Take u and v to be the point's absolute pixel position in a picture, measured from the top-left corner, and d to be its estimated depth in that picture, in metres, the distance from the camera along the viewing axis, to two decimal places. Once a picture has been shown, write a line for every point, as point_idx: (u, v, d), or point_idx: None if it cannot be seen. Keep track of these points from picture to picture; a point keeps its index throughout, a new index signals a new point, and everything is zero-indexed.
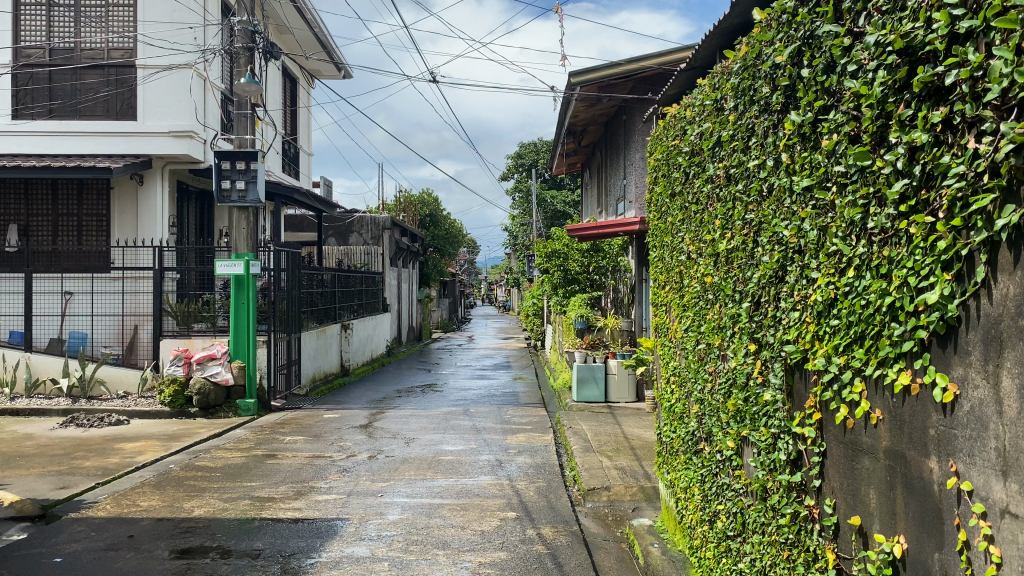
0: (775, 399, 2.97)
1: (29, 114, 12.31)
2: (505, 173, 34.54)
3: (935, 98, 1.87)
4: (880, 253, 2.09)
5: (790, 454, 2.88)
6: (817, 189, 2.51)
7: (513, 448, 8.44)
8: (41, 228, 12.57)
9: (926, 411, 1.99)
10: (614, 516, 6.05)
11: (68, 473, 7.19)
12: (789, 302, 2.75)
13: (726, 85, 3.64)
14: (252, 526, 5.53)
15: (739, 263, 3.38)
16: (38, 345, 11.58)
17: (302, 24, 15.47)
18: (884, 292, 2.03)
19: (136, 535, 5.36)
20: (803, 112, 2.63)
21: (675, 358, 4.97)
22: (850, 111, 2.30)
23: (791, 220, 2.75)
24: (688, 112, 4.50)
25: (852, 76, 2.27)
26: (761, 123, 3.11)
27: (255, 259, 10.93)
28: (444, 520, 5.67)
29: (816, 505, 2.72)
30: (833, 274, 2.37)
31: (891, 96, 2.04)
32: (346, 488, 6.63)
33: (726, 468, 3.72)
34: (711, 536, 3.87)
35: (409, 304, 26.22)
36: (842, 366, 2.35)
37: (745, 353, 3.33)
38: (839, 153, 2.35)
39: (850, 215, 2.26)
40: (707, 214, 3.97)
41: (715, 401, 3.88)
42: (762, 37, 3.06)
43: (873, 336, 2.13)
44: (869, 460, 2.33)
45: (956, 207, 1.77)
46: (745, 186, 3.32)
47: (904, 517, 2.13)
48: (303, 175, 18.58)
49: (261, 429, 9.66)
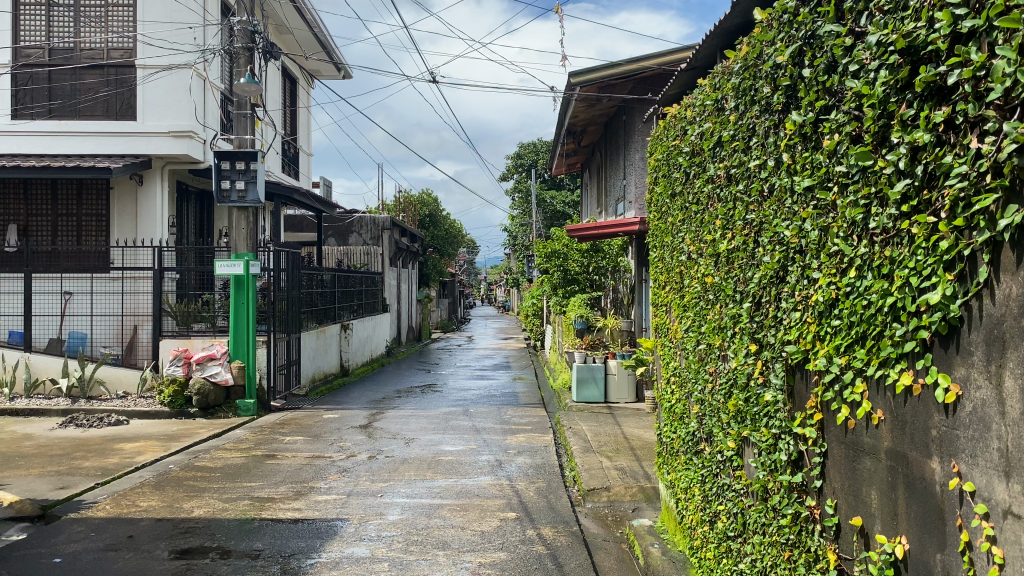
0: (775, 400, 2.97)
1: (29, 114, 12.30)
2: (505, 173, 34.55)
3: (938, 98, 1.87)
4: (882, 254, 2.08)
5: (791, 454, 2.87)
6: (818, 189, 2.51)
7: (513, 448, 8.44)
8: (41, 228, 12.58)
9: (928, 412, 1.99)
10: (614, 516, 6.05)
11: (68, 473, 7.18)
12: (790, 302, 2.75)
13: (726, 86, 3.64)
14: (252, 526, 5.53)
15: (739, 264, 3.38)
16: (37, 345, 11.58)
17: (302, 24, 15.46)
18: (886, 292, 2.03)
19: (135, 535, 5.35)
20: (804, 112, 2.63)
21: (675, 358, 4.97)
22: (851, 112, 2.30)
23: (792, 220, 2.75)
24: (688, 113, 4.51)
25: (853, 76, 2.27)
26: (762, 123, 3.11)
27: (254, 259, 10.92)
28: (444, 520, 5.66)
29: (817, 506, 2.71)
30: (834, 274, 2.37)
31: (893, 96, 2.03)
32: (345, 489, 6.62)
33: (726, 468, 3.73)
34: (712, 537, 3.87)
35: (409, 304, 26.24)
36: (843, 366, 2.34)
37: (745, 353, 3.33)
38: (840, 154, 2.35)
39: (852, 215, 2.25)
40: (707, 214, 3.98)
41: (715, 402, 3.88)
42: (762, 38, 3.06)
43: (874, 336, 2.13)
44: (870, 460, 2.33)
45: (958, 207, 1.77)
46: (746, 187, 3.32)
47: (905, 518, 2.12)
48: (303, 175, 18.58)
49: (260, 430, 9.65)
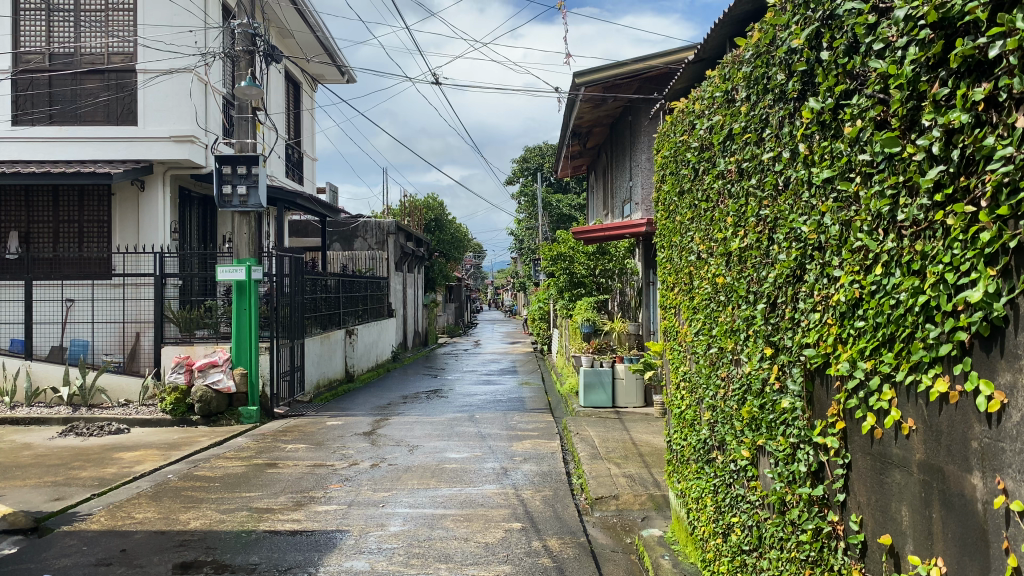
0: (794, 406, 2.79)
1: (29, 120, 12.20)
2: (510, 176, 34.35)
3: (977, 74, 1.69)
4: (912, 248, 1.92)
5: (810, 465, 2.68)
6: (839, 180, 2.33)
7: (519, 455, 8.26)
8: (42, 235, 12.48)
9: (968, 422, 1.80)
10: (623, 525, 5.89)
11: (64, 483, 7.05)
12: (809, 303, 2.57)
13: (737, 75, 3.45)
14: (250, 538, 5.37)
15: (753, 263, 3.21)
16: (38, 353, 11.44)
17: (303, 27, 15.35)
18: (917, 291, 1.86)
19: (129, 548, 5.20)
20: (822, 98, 2.44)
21: (685, 363, 4.79)
22: (875, 95, 2.11)
23: (810, 215, 2.57)
24: (696, 106, 4.31)
25: (878, 56, 2.08)
26: (776, 112, 2.92)
27: (256, 265, 10.73)
28: (447, 532, 5.48)
29: (840, 521, 2.53)
30: (858, 272, 2.20)
31: (924, 75, 1.85)
32: (346, 498, 6.45)
33: (740, 478, 3.55)
34: (726, 551, 3.67)
35: (415, 309, 26.13)
36: (869, 371, 2.16)
37: (760, 357, 3.13)
38: (864, 141, 2.16)
39: (878, 207, 2.07)
40: (717, 211, 3.79)
41: (728, 408, 3.69)
42: (776, 21, 2.86)
43: (904, 338, 1.96)
44: (899, 473, 2.14)
45: (1001, 194, 1.60)
46: (759, 181, 3.14)
47: (942, 538, 1.93)
48: (307, 179, 18.48)
49: (262, 437, 9.50)
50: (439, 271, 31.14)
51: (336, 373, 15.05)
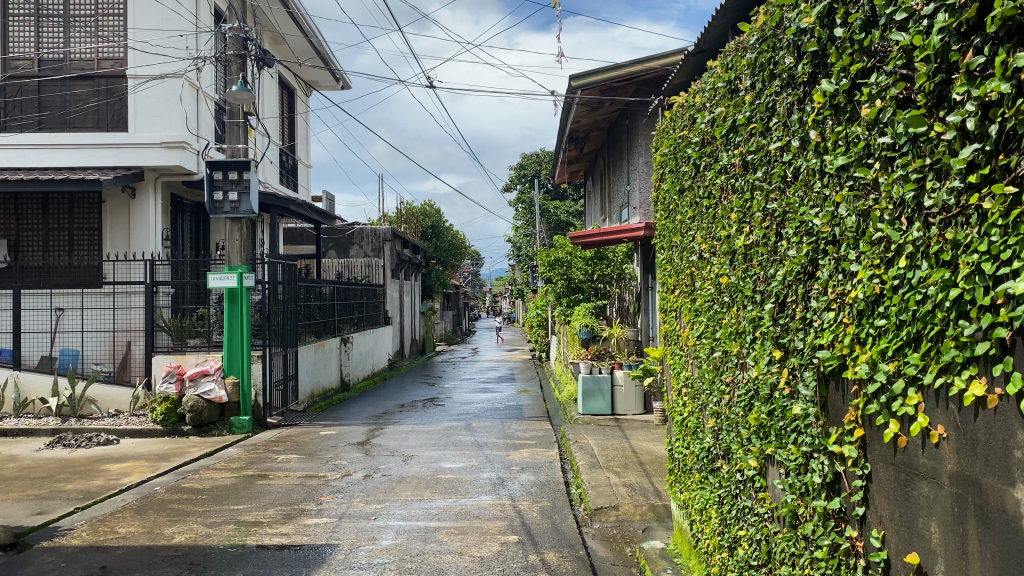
0: (806, 413, 2.60)
1: (17, 126, 12.01)
2: (508, 183, 34.22)
3: (1018, 38, 1.51)
4: (942, 237, 1.74)
5: (826, 476, 2.48)
6: (856, 167, 2.15)
7: (515, 465, 8.03)
8: (31, 243, 12.28)
9: (1009, 428, 1.61)
10: (623, 536, 5.69)
11: (47, 497, 6.82)
12: (822, 301, 2.38)
13: (741, 63, 3.28)
14: (236, 554, 5.16)
15: (760, 261, 3.02)
16: (27, 363, 11.28)
17: (296, 31, 15.15)
18: (947, 284, 1.68)
19: (110, 565, 4.98)
20: (836, 79, 2.26)
21: (686, 368, 4.62)
22: (897, 71, 1.93)
23: (823, 206, 2.38)
24: (697, 97, 4.13)
25: (899, 27, 1.90)
26: (784, 99, 2.75)
27: (248, 272, 10.55)
28: (441, 545, 5.27)
29: (859, 537, 2.34)
30: (878, 265, 2.01)
31: (955, 44, 1.68)
32: (337, 511, 6.24)
33: (747, 489, 3.36)
34: (733, 566, 3.46)
35: (412, 317, 25.97)
36: (892, 374, 1.98)
37: (768, 360, 2.93)
38: (885, 122, 1.98)
39: (902, 193, 1.89)
40: (719, 208, 3.63)
41: (733, 415, 3.50)
42: (783, 2, 2.70)
43: (932, 337, 1.78)
44: (929, 485, 1.95)
45: None
46: (766, 172, 2.95)
47: (978, 558, 1.74)
48: (302, 186, 18.34)
49: (253, 448, 9.27)
50: (436, 279, 30.95)
51: (332, 381, 14.86)
